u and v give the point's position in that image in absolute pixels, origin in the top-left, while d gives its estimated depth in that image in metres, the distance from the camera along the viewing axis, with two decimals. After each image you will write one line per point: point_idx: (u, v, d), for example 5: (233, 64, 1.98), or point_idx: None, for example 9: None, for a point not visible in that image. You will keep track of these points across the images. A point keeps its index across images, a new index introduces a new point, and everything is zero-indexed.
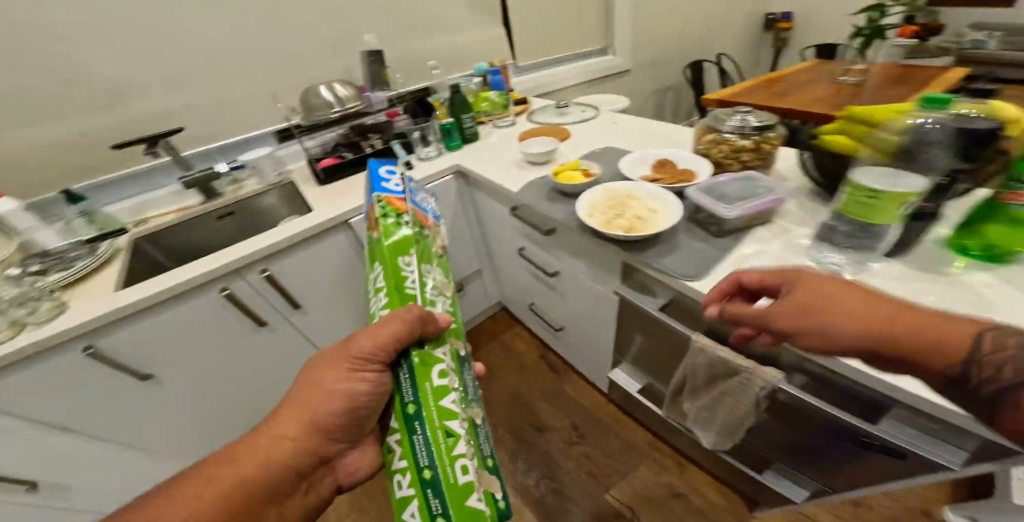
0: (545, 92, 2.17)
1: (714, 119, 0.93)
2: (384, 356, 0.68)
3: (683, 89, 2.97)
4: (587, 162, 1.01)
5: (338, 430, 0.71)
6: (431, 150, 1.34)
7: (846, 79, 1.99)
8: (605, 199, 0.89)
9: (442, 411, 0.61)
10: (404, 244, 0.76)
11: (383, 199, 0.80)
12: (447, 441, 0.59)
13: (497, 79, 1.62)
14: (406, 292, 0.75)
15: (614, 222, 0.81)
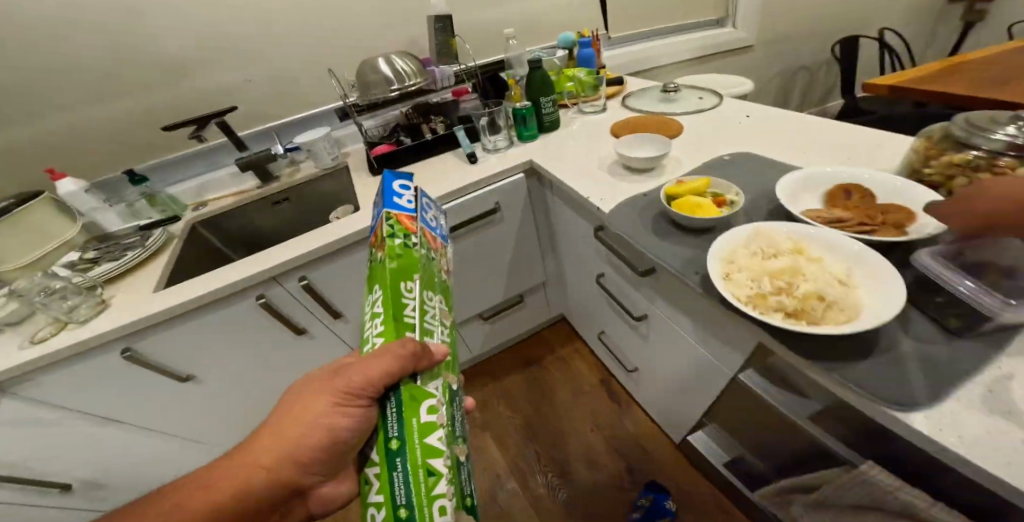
0: (643, 70, 1.80)
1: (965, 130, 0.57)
2: (368, 393, 0.48)
3: (818, 71, 2.37)
4: (719, 182, 0.70)
5: (319, 464, 0.55)
6: (500, 141, 1.10)
7: None
8: (752, 249, 0.60)
9: (422, 446, 0.43)
10: (407, 264, 0.52)
11: (388, 215, 0.55)
12: (427, 477, 0.41)
13: (587, 53, 1.31)
14: (403, 319, 0.51)
15: (772, 299, 0.53)
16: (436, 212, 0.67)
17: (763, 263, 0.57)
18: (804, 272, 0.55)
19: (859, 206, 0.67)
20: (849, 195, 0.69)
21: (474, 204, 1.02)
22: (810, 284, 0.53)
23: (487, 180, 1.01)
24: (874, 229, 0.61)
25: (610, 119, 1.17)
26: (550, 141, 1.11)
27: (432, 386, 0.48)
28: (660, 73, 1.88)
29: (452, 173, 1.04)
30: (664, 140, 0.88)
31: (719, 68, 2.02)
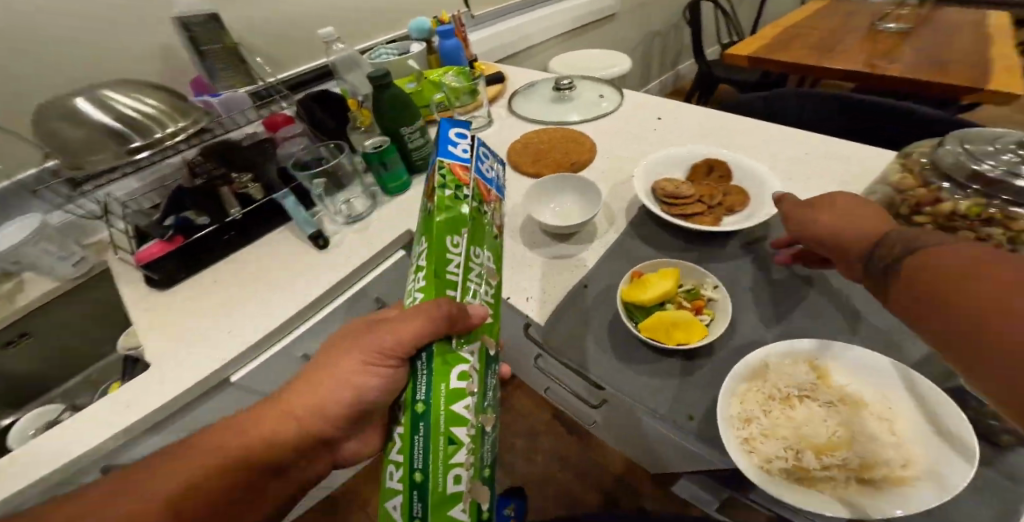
0: (513, 55, 1.55)
1: (955, 159, 0.45)
2: (406, 354, 0.33)
3: (670, 35, 2.43)
4: (689, 268, 0.51)
5: (351, 420, 0.38)
6: (358, 202, 0.79)
7: (885, 27, 1.65)
8: (761, 388, 0.38)
9: (447, 411, 0.29)
10: (455, 224, 0.33)
11: (439, 160, 0.35)
12: (446, 447, 0.28)
13: (452, 46, 0.99)
14: (445, 277, 0.33)
15: (819, 471, 0.32)
16: (500, 165, 0.44)
17: (787, 419, 0.36)
18: (846, 427, 0.35)
19: (710, 184, 0.63)
20: (708, 169, 0.64)
21: (340, 314, 0.70)
22: (868, 447, 0.32)
23: (351, 276, 0.69)
24: (698, 215, 0.59)
25: (501, 137, 0.91)
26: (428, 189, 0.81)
27: (468, 351, 0.33)
28: (532, 52, 1.64)
29: (296, 272, 0.68)
30: (590, 183, 0.65)
31: (587, 41, 1.88)
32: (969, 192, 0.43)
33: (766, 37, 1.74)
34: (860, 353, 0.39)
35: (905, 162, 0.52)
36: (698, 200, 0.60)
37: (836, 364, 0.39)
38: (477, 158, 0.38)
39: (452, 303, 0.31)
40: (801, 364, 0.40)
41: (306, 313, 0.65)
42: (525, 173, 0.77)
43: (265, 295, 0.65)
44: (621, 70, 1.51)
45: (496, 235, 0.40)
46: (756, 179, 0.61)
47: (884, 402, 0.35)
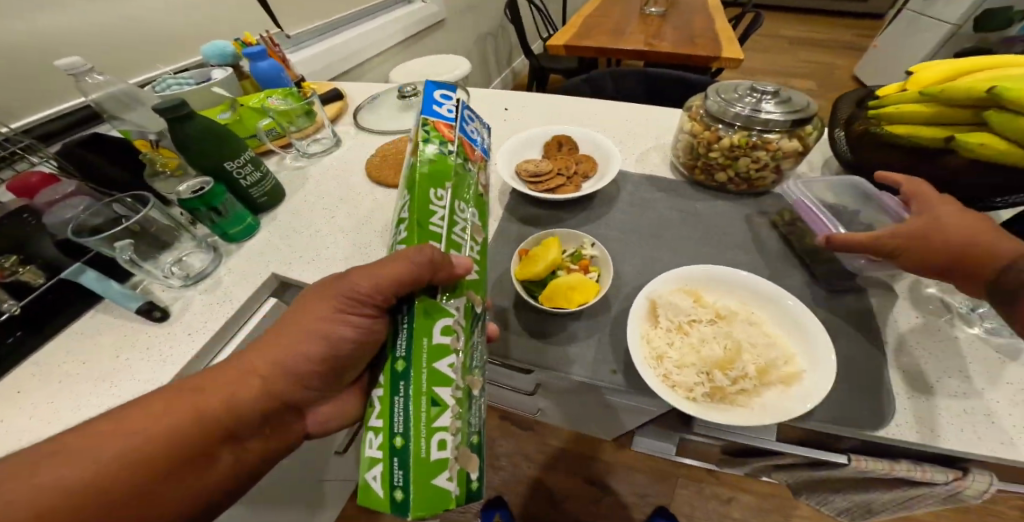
0: (349, 70, 1.46)
1: (718, 105, 0.56)
2: (385, 301, 0.37)
3: (499, 35, 2.60)
4: (566, 234, 0.56)
5: (320, 378, 0.39)
6: (194, 258, 0.65)
7: (653, 10, 2.06)
8: (660, 325, 0.46)
9: (429, 371, 0.32)
10: (438, 176, 0.39)
11: (422, 120, 0.43)
12: (430, 408, 0.31)
13: (268, 67, 0.87)
14: (428, 229, 0.38)
15: (731, 387, 0.40)
16: (484, 132, 0.52)
17: (693, 350, 0.44)
18: (732, 337, 0.45)
19: (563, 157, 0.68)
20: (558, 145, 0.70)
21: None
22: (754, 356, 0.42)
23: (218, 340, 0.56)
24: (562, 186, 0.63)
25: (357, 156, 0.84)
26: (284, 226, 0.71)
27: (451, 305, 0.36)
28: (368, 67, 1.57)
29: (136, 359, 0.52)
30: None
31: (423, 48, 1.87)
32: (735, 128, 0.56)
33: (573, 26, 1.98)
34: (719, 272, 0.49)
35: (689, 108, 0.63)
36: (557, 173, 0.65)
37: (707, 289, 0.50)
38: (457, 116, 0.46)
39: (434, 249, 0.34)
40: (683, 295, 0.48)
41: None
42: (387, 188, 0.74)
43: (94, 403, 0.48)
44: (460, 72, 1.55)
45: (481, 193, 0.46)
46: (598, 148, 0.69)
47: (750, 313, 0.47)
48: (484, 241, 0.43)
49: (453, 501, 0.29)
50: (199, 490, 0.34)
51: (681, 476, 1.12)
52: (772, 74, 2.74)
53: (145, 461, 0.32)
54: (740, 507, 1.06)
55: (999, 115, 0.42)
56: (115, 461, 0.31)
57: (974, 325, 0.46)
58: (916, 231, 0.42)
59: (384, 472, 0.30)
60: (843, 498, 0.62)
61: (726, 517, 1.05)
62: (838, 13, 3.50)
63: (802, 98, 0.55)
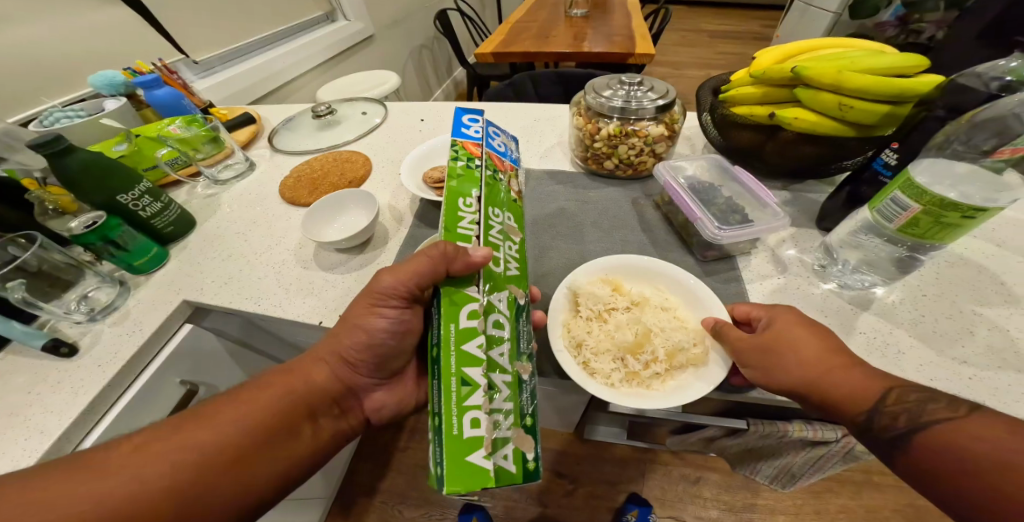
0: (273, 91, 1.44)
1: (593, 99, 0.62)
2: (409, 292, 0.41)
3: (436, 48, 2.63)
4: None
5: (371, 364, 0.45)
6: (101, 293, 0.61)
7: (576, 13, 2.16)
8: (581, 314, 0.49)
9: (459, 355, 0.34)
10: (470, 185, 0.41)
11: (454, 139, 0.44)
12: (461, 387, 0.33)
13: (161, 94, 0.90)
14: (457, 232, 0.39)
15: (645, 372, 0.45)
16: (510, 144, 0.54)
17: (608, 334, 0.48)
18: (646, 322, 0.48)
19: None
20: None
21: (136, 414, 0.54)
22: (665, 336, 0.47)
23: (135, 364, 0.54)
24: None
25: (273, 178, 0.84)
26: (195, 252, 0.68)
27: (494, 297, 0.38)
28: (293, 88, 1.54)
29: (48, 394, 0.50)
30: (357, 191, 0.68)
31: (354, 65, 1.87)
32: (614, 120, 0.62)
33: (500, 34, 2.03)
34: (623, 260, 0.54)
35: (574, 104, 0.70)
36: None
37: (622, 276, 0.54)
38: (482, 133, 0.48)
39: (447, 243, 0.36)
40: (602, 284, 0.52)
41: (83, 426, 0.49)
42: (299, 205, 0.74)
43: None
44: (389, 86, 1.56)
45: (513, 200, 0.48)
46: None
47: (665, 298, 0.52)
48: (520, 242, 0.45)
49: (513, 477, 0.32)
50: (290, 461, 0.40)
51: (651, 462, 1.06)
52: (696, 67, 2.91)
53: (249, 431, 0.38)
54: (709, 485, 1.01)
55: (807, 92, 0.51)
56: (222, 436, 0.37)
57: (829, 281, 0.51)
58: (762, 347, 0.40)
59: (431, 451, 0.33)
60: (771, 466, 0.64)
61: (696, 497, 1.01)
62: (750, 6, 3.77)
63: (663, 87, 0.63)
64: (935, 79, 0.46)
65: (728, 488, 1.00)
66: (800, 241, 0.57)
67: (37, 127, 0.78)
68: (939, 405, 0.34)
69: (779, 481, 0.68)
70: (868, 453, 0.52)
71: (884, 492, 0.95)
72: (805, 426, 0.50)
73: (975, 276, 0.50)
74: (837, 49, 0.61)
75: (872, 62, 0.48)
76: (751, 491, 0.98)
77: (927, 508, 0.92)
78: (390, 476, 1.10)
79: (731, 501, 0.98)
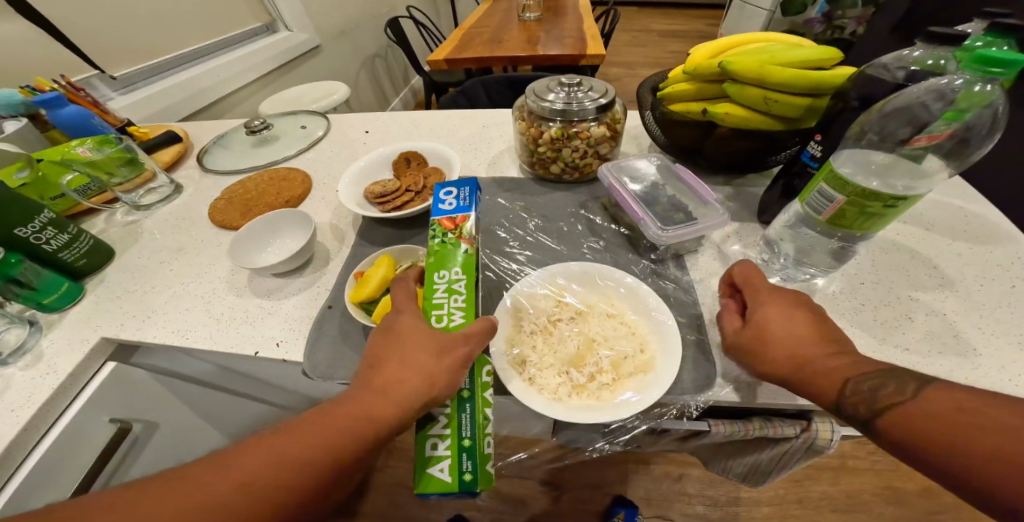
0: (210, 106, 1.36)
1: (537, 104, 0.61)
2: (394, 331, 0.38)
3: (391, 54, 2.57)
4: (399, 250, 0.54)
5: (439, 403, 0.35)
6: (11, 333, 0.52)
7: (528, 16, 2.17)
8: (524, 329, 0.45)
9: (484, 394, 0.38)
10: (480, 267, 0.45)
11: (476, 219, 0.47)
12: (486, 418, 0.37)
13: (71, 114, 0.82)
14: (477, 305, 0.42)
15: (589, 383, 0.41)
16: None
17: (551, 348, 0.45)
18: (590, 332, 0.45)
19: (411, 173, 0.69)
20: (407, 161, 0.71)
21: (55, 467, 0.48)
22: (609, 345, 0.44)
23: (53, 407, 0.47)
24: (408, 202, 0.64)
25: (204, 200, 0.78)
26: (116, 285, 0.61)
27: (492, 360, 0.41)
28: (233, 102, 1.47)
29: None
30: (291, 211, 0.63)
31: (301, 76, 1.80)
32: (557, 122, 0.61)
33: (454, 39, 2.01)
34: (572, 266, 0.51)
35: (516, 109, 0.68)
36: (406, 191, 0.66)
37: (567, 284, 0.50)
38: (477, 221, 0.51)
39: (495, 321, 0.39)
40: (546, 297, 0.48)
41: (4, 472, 0.43)
42: (229, 229, 0.68)
43: None
44: (338, 97, 1.50)
45: None
46: (440, 159, 0.71)
47: (610, 303, 0.48)
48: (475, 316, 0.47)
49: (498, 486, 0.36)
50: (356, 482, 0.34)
51: (632, 461, 1.06)
52: (647, 66, 3.00)
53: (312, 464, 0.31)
54: (692, 482, 1.01)
55: (734, 87, 0.52)
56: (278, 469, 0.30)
57: (773, 275, 0.51)
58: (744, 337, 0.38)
59: (450, 463, 0.34)
60: (741, 462, 0.60)
61: (681, 494, 1.00)
62: (696, 7, 3.94)
63: (605, 88, 0.63)
64: (846, 72, 0.48)
65: (710, 483, 1.01)
66: (743, 237, 0.57)
67: None
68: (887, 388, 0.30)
69: (812, 450, 0.48)
70: (831, 446, 0.47)
71: (862, 476, 0.98)
72: (765, 424, 0.47)
73: (908, 261, 0.52)
74: (769, 41, 0.62)
75: (799, 60, 0.49)
76: (734, 484, 0.99)
77: (901, 489, 0.96)
78: (367, 502, 1.04)
79: (715, 496, 0.99)
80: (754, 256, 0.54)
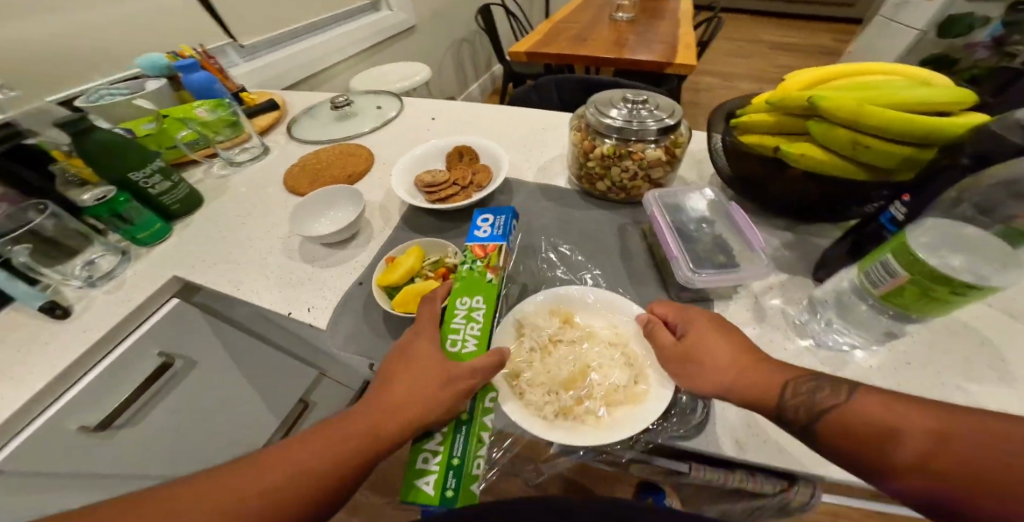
0: (310, 77, 1.51)
1: (597, 120, 0.59)
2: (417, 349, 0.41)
3: (479, 41, 2.64)
4: (432, 243, 0.56)
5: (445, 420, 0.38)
6: (106, 261, 0.64)
7: (622, 16, 2.09)
8: (523, 343, 0.45)
9: (480, 420, 0.39)
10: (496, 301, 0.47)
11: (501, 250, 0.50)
12: (478, 443, 0.38)
13: (200, 79, 0.96)
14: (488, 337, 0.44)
15: (576, 406, 0.40)
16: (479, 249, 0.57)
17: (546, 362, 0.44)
18: (587, 358, 0.44)
19: (461, 168, 0.71)
20: (460, 156, 0.73)
21: (107, 385, 0.56)
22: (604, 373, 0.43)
23: (119, 332, 0.57)
24: (452, 196, 0.66)
25: (282, 164, 0.87)
26: (199, 230, 0.71)
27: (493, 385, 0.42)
28: (330, 75, 1.61)
29: (51, 343, 0.54)
30: (348, 188, 0.68)
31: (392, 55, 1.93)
32: (614, 139, 0.59)
33: (540, 33, 2.00)
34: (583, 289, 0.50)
35: (574, 119, 0.67)
36: (453, 184, 0.68)
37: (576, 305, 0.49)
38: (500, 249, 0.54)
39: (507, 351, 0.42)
40: (550, 316, 0.48)
41: (70, 377, 0.52)
42: (297, 194, 0.76)
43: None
44: (419, 79, 1.57)
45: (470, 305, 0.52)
46: (491, 158, 0.72)
47: (616, 332, 0.46)
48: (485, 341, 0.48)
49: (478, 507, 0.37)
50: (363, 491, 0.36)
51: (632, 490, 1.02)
52: (748, 79, 2.74)
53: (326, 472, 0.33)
54: None
55: (819, 126, 0.46)
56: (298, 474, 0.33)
57: (807, 336, 0.46)
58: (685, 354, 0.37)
59: (436, 477, 0.36)
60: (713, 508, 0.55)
61: None
62: (823, 18, 3.48)
63: (670, 109, 0.59)
64: (973, 121, 0.40)
65: None
66: (787, 291, 0.51)
67: (86, 103, 0.88)
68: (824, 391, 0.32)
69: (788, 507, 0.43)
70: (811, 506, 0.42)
71: None
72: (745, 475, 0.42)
73: (996, 357, 0.43)
74: (884, 75, 0.54)
75: (908, 104, 0.42)
76: None
77: None
78: None
79: None
80: (793, 311, 0.48)
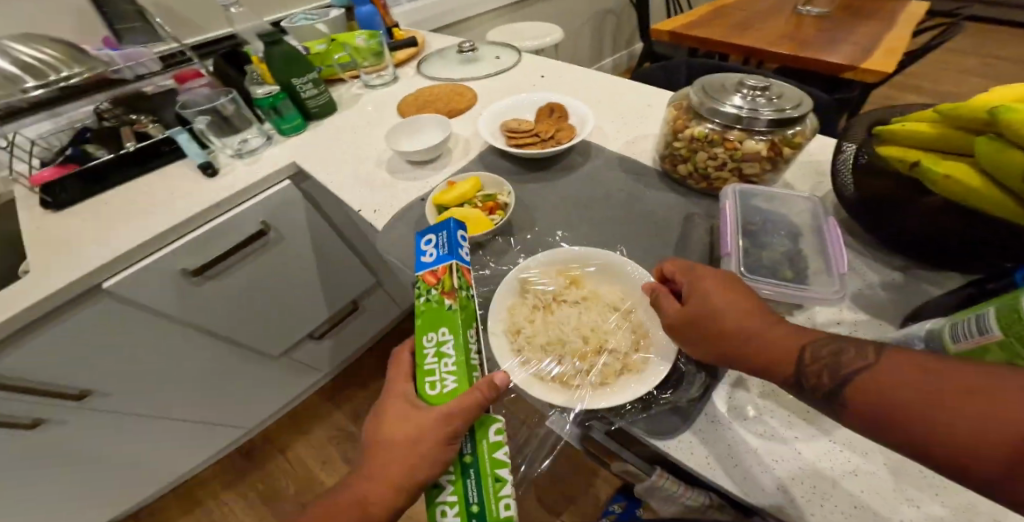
0: (453, 24, 1.62)
1: (702, 99, 0.53)
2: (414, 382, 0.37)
3: (628, 15, 2.49)
4: (493, 179, 0.60)
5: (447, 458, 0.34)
6: (254, 141, 0.81)
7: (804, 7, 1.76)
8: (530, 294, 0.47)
9: (492, 459, 0.33)
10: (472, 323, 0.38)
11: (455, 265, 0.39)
12: (495, 483, 0.31)
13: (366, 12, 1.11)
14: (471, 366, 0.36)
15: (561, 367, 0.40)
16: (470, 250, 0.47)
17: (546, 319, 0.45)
18: (586, 323, 0.44)
19: (550, 123, 0.71)
20: (550, 112, 0.73)
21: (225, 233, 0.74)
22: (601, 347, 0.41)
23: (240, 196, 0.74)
24: (530, 145, 0.67)
25: (402, 91, 0.98)
26: (323, 130, 0.85)
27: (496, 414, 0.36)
28: (471, 25, 1.71)
29: (203, 189, 0.73)
30: (441, 117, 0.74)
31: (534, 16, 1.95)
32: (716, 123, 0.53)
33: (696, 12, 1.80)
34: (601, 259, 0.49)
35: (679, 96, 0.61)
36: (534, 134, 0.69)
37: (587, 271, 0.49)
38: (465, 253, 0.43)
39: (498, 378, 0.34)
40: (557, 276, 0.48)
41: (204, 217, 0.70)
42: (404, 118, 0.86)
43: (167, 210, 0.69)
44: (550, 41, 1.57)
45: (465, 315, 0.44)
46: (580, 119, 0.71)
47: (626, 311, 0.44)
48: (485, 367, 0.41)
49: None
50: None
51: None
52: None
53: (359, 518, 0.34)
54: None
55: (989, 144, 0.35)
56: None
57: None
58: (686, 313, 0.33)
59: None
60: None
61: None
62: None
63: (799, 102, 0.50)
64: None
65: None
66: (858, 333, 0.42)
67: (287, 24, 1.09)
68: (849, 352, 0.25)
69: None
70: None
71: None
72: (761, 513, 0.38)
73: None
74: None
75: None
76: None
77: None
78: None
79: None
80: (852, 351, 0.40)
